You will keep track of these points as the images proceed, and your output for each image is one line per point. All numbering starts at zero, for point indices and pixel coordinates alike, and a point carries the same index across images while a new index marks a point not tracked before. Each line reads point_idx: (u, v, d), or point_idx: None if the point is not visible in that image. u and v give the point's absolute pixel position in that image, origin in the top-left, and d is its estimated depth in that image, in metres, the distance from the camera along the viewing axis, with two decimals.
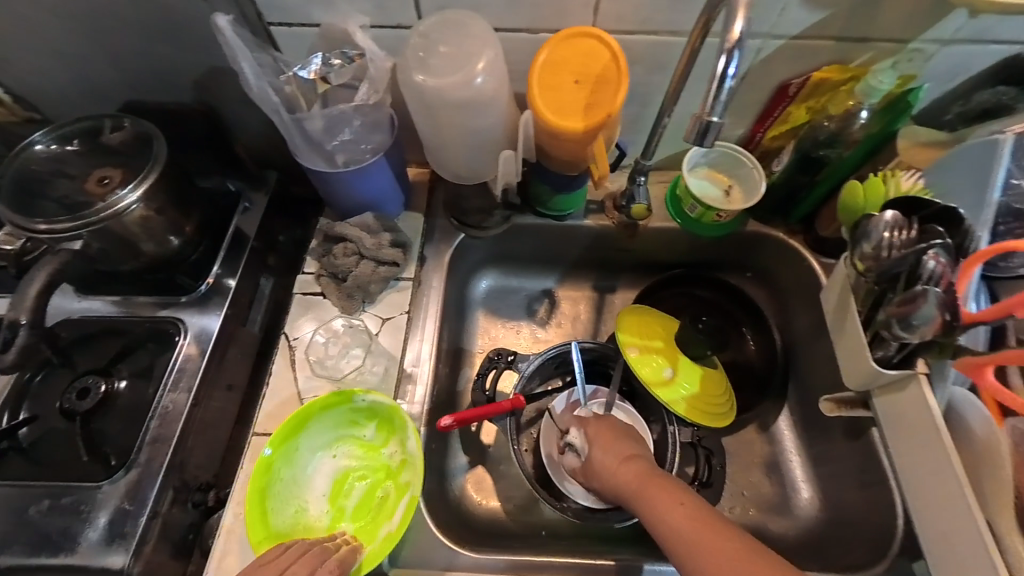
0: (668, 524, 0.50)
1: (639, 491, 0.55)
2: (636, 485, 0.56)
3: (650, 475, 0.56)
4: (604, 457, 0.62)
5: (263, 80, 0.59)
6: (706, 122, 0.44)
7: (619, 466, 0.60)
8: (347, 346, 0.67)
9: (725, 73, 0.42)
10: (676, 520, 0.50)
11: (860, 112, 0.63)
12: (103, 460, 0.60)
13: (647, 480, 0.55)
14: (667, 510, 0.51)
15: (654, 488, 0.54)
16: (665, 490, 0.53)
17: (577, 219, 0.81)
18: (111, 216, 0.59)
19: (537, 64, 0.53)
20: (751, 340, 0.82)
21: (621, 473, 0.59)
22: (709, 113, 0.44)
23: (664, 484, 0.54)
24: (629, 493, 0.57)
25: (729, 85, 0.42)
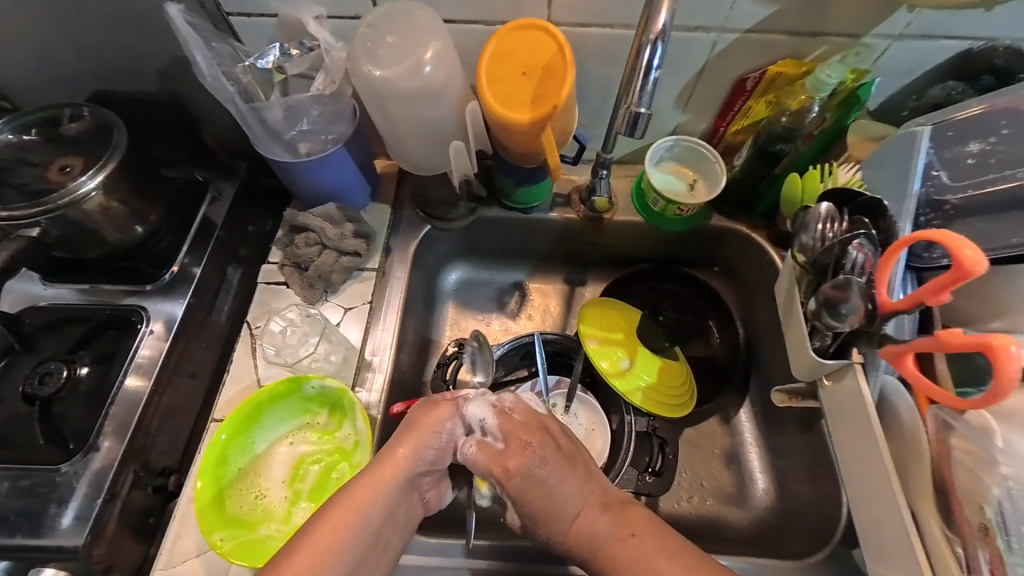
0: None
1: (611, 564, 0.48)
2: (608, 553, 0.48)
3: (624, 535, 0.49)
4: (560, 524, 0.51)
5: (217, 70, 0.59)
6: (635, 112, 0.47)
7: (581, 534, 0.50)
8: (305, 334, 0.67)
9: (651, 64, 0.45)
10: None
11: (813, 107, 0.64)
12: (62, 443, 0.61)
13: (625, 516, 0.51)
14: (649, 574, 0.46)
15: (630, 555, 0.47)
16: (641, 548, 0.48)
17: (543, 211, 0.82)
18: (70, 202, 0.61)
19: (484, 56, 0.54)
20: (716, 332, 0.83)
21: (596, 546, 0.49)
22: (637, 105, 0.47)
23: (636, 539, 0.48)
24: (605, 540, 0.50)
25: (654, 75, 0.45)
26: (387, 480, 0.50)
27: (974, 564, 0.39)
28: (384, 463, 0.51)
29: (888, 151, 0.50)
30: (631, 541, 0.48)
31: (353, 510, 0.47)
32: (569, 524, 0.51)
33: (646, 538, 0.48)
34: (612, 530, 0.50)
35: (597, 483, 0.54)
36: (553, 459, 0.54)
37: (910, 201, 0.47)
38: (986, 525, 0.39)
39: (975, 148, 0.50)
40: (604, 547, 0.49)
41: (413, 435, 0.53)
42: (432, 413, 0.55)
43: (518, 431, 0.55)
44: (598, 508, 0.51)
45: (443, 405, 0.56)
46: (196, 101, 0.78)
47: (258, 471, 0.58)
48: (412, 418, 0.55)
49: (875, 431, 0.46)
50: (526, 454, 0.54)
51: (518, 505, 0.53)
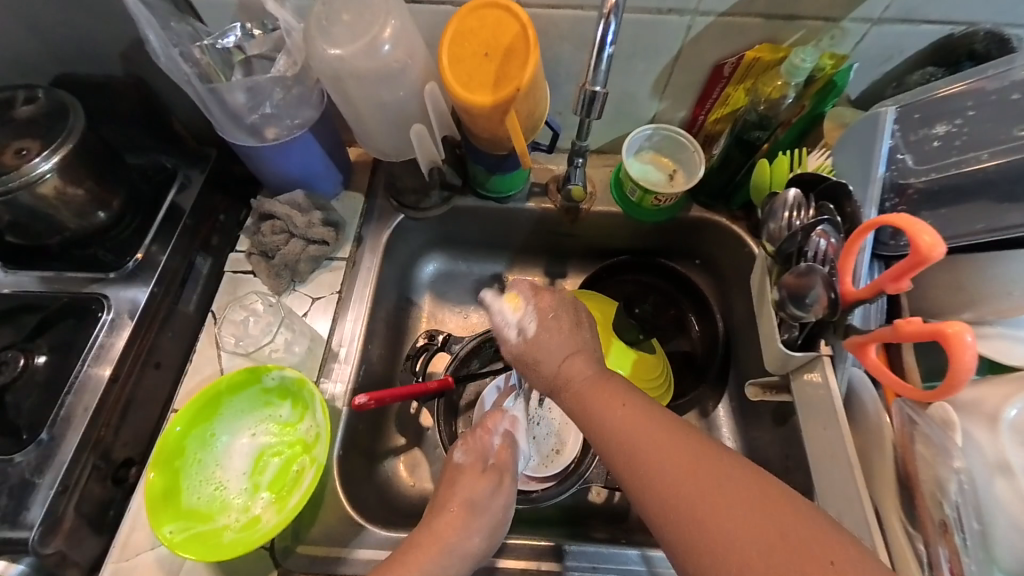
0: (616, 435, 0.43)
1: (581, 396, 0.46)
2: (582, 390, 0.47)
3: (598, 381, 0.47)
4: (550, 360, 0.50)
5: (172, 50, 0.57)
6: (588, 91, 0.49)
7: (561, 367, 0.49)
8: (269, 325, 0.64)
9: (604, 41, 0.45)
10: (629, 434, 0.42)
11: (787, 95, 0.62)
12: (15, 433, 0.59)
13: (596, 384, 0.46)
14: (613, 418, 0.43)
15: (602, 396, 0.45)
16: (612, 398, 0.45)
17: (519, 201, 0.80)
18: (23, 184, 0.59)
19: (445, 35, 0.52)
20: (696, 326, 0.82)
21: (567, 379, 0.48)
22: (591, 83, 0.49)
23: (617, 389, 0.46)
24: (573, 393, 0.48)
25: (607, 52, 0.45)
26: (436, 542, 0.49)
27: (934, 561, 0.38)
28: (432, 523, 0.50)
29: (849, 134, 0.50)
30: (605, 387, 0.46)
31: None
32: (563, 357, 0.49)
33: (620, 392, 0.45)
34: (592, 372, 0.48)
35: (592, 341, 0.52)
36: (572, 314, 0.53)
37: (876, 185, 0.45)
38: (945, 521, 0.37)
39: (940, 130, 0.49)
40: (585, 389, 0.47)
41: (455, 496, 0.52)
42: (462, 469, 0.55)
43: (539, 297, 0.53)
44: (591, 355, 0.50)
45: (480, 464, 0.55)
46: (161, 85, 0.76)
47: (215, 463, 0.57)
48: (451, 475, 0.55)
49: (840, 425, 0.45)
50: (567, 319, 0.52)
51: (536, 323, 0.51)
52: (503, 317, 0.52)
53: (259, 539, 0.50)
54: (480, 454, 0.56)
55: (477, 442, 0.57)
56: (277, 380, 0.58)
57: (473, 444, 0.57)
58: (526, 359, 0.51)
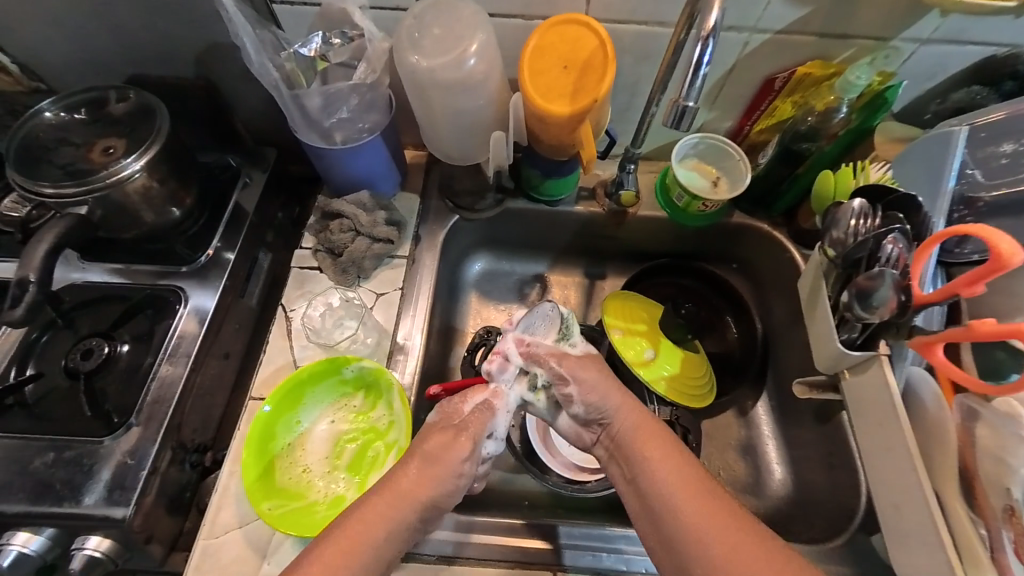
0: (675, 505, 0.47)
1: (634, 439, 0.52)
2: (640, 445, 0.52)
3: (657, 444, 0.51)
4: (613, 400, 0.55)
5: (264, 56, 0.61)
6: (681, 106, 0.47)
7: (624, 407, 0.55)
8: (341, 318, 0.69)
9: (701, 61, 0.46)
10: (688, 507, 0.47)
11: (839, 108, 0.66)
12: (104, 417, 0.62)
13: (647, 429, 0.53)
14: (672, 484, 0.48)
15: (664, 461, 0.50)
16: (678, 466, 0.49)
17: (568, 204, 0.83)
18: (115, 182, 0.62)
19: (527, 50, 0.56)
20: (733, 328, 0.85)
21: (627, 413, 0.54)
22: (683, 98, 0.47)
23: (678, 458, 0.50)
24: (625, 432, 0.53)
25: (704, 72, 0.46)
26: (391, 501, 0.48)
27: (997, 545, 0.41)
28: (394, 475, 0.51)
29: (917, 146, 0.52)
30: (668, 454, 0.50)
31: (370, 522, 0.46)
32: (617, 401, 0.55)
33: (677, 460, 0.50)
34: (638, 420, 0.54)
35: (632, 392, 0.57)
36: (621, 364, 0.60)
37: (944, 198, 0.49)
38: (1012, 507, 0.40)
39: (1008, 149, 0.53)
40: (633, 431, 0.53)
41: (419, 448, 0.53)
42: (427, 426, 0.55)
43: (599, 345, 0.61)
44: (641, 402, 0.56)
45: (449, 427, 0.54)
46: (229, 87, 0.80)
47: (295, 445, 0.60)
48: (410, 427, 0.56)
49: (900, 422, 0.48)
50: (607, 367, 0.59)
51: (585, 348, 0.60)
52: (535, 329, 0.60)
53: None
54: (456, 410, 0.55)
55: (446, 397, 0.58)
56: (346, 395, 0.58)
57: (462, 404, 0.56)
58: (586, 369, 0.57)
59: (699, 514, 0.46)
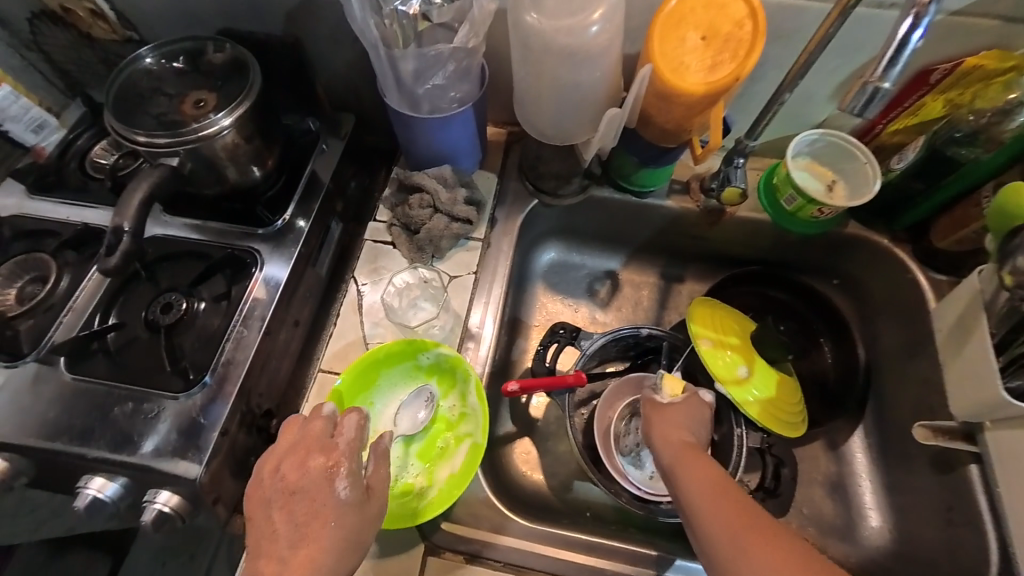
0: (699, 505, 0.46)
1: (675, 458, 0.51)
2: (676, 461, 0.50)
3: (691, 458, 0.50)
4: (659, 423, 0.55)
5: (367, 14, 0.56)
6: (873, 87, 0.40)
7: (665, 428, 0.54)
8: (415, 298, 0.66)
9: (907, 38, 0.38)
10: (707, 501, 0.46)
11: (1019, 109, 0.56)
12: (182, 373, 0.61)
13: (687, 451, 0.51)
14: (701, 488, 0.47)
15: (693, 472, 0.48)
16: (710, 474, 0.48)
17: (658, 198, 0.77)
18: (205, 137, 0.61)
19: (660, 15, 0.49)
20: (828, 351, 0.77)
21: (667, 440, 0.53)
22: (878, 78, 0.40)
23: (708, 462, 0.49)
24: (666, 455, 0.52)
25: (912, 50, 0.38)
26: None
27: None
28: (289, 532, 0.44)
29: None
30: (699, 461, 0.50)
31: None
32: (662, 427, 0.55)
33: (707, 465, 0.49)
34: (683, 445, 0.52)
35: (696, 423, 0.56)
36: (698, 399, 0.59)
37: None
38: None
39: None
40: (673, 453, 0.51)
41: (312, 514, 0.45)
42: (297, 471, 0.47)
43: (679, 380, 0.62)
44: (688, 430, 0.54)
45: (359, 501, 0.47)
46: (316, 47, 0.77)
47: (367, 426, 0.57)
48: (279, 453, 0.48)
49: None
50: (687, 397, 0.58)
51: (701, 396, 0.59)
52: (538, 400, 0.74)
53: (423, 514, 0.51)
54: (316, 453, 0.48)
55: (324, 436, 0.49)
56: (428, 406, 0.58)
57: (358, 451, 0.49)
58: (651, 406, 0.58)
59: (715, 507, 0.45)
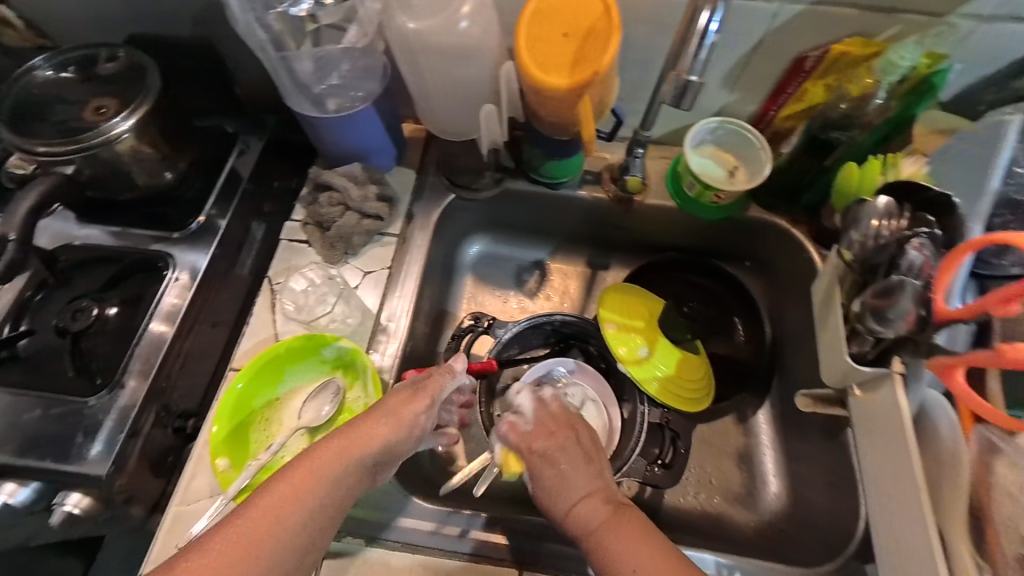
0: None
1: (604, 536, 0.46)
2: (601, 532, 0.47)
3: (618, 523, 0.47)
4: (566, 496, 0.50)
5: (250, 15, 0.58)
6: (683, 80, 0.45)
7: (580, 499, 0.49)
8: (324, 294, 0.67)
9: (707, 28, 0.43)
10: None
11: (877, 93, 0.59)
12: (89, 378, 0.63)
13: (614, 517, 0.48)
14: (636, 561, 0.44)
15: (620, 540, 0.46)
16: (642, 539, 0.46)
17: (572, 188, 0.78)
18: (103, 142, 0.61)
19: (524, 15, 0.52)
20: (741, 330, 0.79)
21: (590, 511, 0.48)
22: (686, 72, 0.45)
23: (637, 521, 0.48)
24: (592, 530, 0.47)
25: (709, 41, 0.43)
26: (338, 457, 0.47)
27: None
28: (321, 475, 0.47)
29: None
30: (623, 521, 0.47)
31: (290, 497, 0.44)
32: (573, 499, 0.50)
33: (639, 527, 0.47)
34: (605, 515, 0.48)
35: (600, 467, 0.53)
36: (577, 442, 0.54)
37: None
38: None
39: None
40: (599, 528, 0.47)
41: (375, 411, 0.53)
42: (382, 422, 0.51)
43: (548, 419, 0.55)
44: (604, 488, 0.51)
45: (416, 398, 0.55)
46: (228, 49, 0.76)
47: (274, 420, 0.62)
48: (376, 406, 0.52)
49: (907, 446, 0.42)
50: (563, 428, 0.55)
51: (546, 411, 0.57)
52: None
53: None
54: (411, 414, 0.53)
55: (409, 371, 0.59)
56: (334, 398, 0.62)
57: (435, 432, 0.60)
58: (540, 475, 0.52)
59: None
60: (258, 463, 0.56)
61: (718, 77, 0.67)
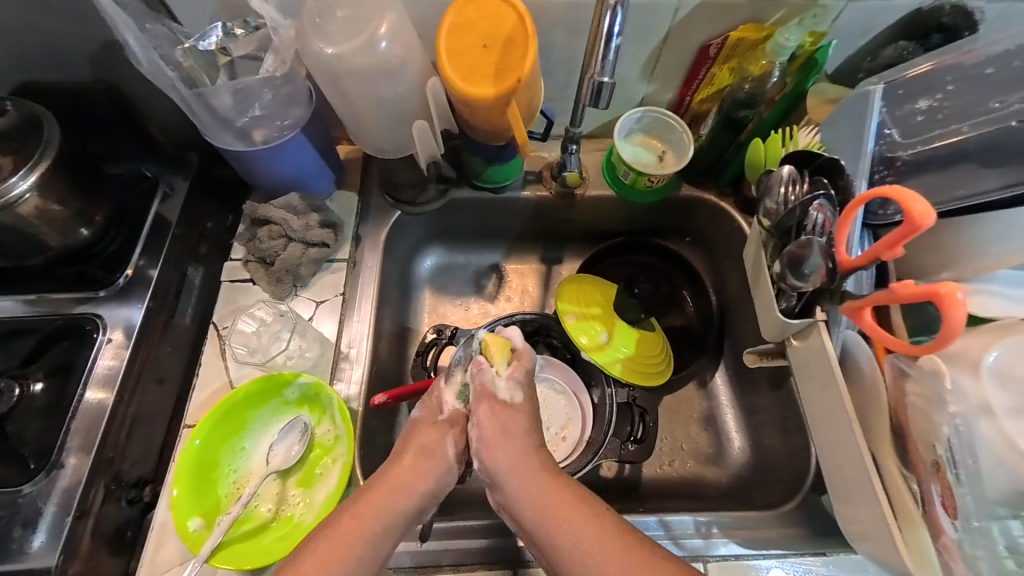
0: (578, 545, 0.45)
1: (536, 501, 0.48)
2: (534, 497, 0.49)
3: (558, 491, 0.48)
4: (503, 457, 0.51)
5: (153, 54, 0.55)
6: (598, 82, 0.48)
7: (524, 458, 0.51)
8: (277, 331, 0.65)
9: (612, 31, 0.45)
10: (581, 536, 0.45)
11: (773, 72, 0.64)
12: (22, 463, 0.59)
13: (551, 485, 0.49)
14: (570, 528, 0.46)
15: (559, 508, 0.47)
16: (569, 508, 0.47)
17: (515, 190, 0.79)
18: (3, 206, 0.56)
19: (442, 30, 0.53)
20: (690, 301, 0.85)
21: (523, 469, 0.50)
22: (600, 73, 0.48)
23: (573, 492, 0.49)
24: (523, 493, 0.49)
25: (616, 43, 0.46)
26: (386, 492, 0.50)
27: (927, 498, 0.42)
28: (373, 524, 0.48)
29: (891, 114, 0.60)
30: (562, 497, 0.48)
31: (332, 559, 0.45)
32: (513, 460, 0.51)
33: (575, 499, 0.48)
34: (543, 475, 0.50)
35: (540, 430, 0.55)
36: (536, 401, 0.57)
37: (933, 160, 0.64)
38: (938, 461, 0.41)
39: (924, 105, 0.52)
40: (534, 488, 0.49)
41: (408, 450, 0.53)
42: (417, 481, 0.51)
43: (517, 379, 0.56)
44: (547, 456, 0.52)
45: (433, 417, 0.56)
46: (134, 88, 0.70)
47: (242, 470, 0.60)
48: (409, 448, 0.53)
49: (839, 383, 0.47)
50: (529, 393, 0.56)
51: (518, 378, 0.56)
52: None
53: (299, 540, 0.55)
54: (439, 463, 0.53)
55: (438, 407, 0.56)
56: (303, 435, 0.61)
57: (432, 395, 0.57)
58: (491, 429, 0.52)
59: (590, 538, 0.45)
60: (230, 517, 0.53)
61: (635, 70, 0.71)
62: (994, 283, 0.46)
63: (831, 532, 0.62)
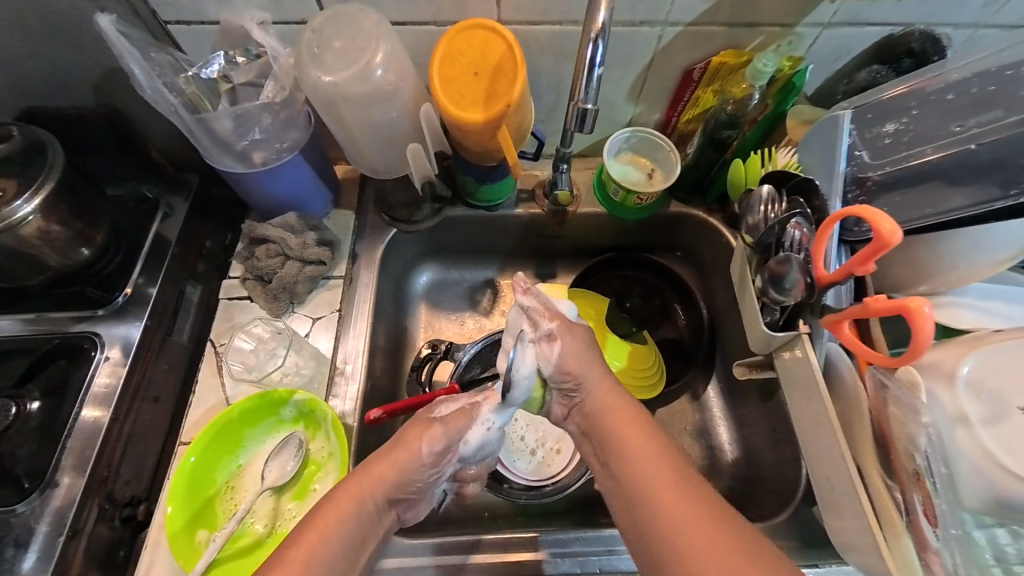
0: (639, 472, 0.46)
1: (607, 430, 0.50)
2: (612, 422, 0.50)
3: (628, 416, 0.51)
4: (595, 388, 0.53)
5: (157, 81, 0.58)
6: (581, 108, 0.51)
7: (601, 387, 0.53)
8: (272, 348, 0.66)
9: (593, 60, 0.48)
10: (644, 467, 0.46)
11: (753, 95, 0.66)
12: (15, 484, 0.59)
13: (629, 417, 0.50)
14: (642, 459, 0.46)
15: (630, 432, 0.49)
16: (638, 438, 0.48)
17: (508, 208, 0.81)
18: (6, 227, 0.58)
19: (434, 59, 0.56)
20: (682, 314, 0.86)
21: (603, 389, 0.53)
22: (582, 101, 0.51)
23: (645, 428, 0.49)
24: (603, 425, 0.51)
25: (596, 72, 0.49)
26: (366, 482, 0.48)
27: (910, 507, 0.43)
28: (346, 526, 0.46)
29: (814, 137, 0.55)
30: (636, 423, 0.50)
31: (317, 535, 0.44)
32: (597, 385, 0.53)
33: (644, 429, 0.49)
34: (627, 408, 0.51)
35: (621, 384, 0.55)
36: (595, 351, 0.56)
37: (838, 179, 0.52)
38: (918, 471, 0.42)
39: (890, 129, 0.54)
40: (612, 420, 0.50)
41: (389, 446, 0.51)
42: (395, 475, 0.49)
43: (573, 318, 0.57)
44: (620, 385, 0.54)
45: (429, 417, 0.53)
46: (136, 113, 0.72)
47: (237, 487, 0.61)
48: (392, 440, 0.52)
49: (823, 396, 0.48)
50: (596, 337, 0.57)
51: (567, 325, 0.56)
52: (510, 467, 0.71)
53: None
54: (418, 461, 0.50)
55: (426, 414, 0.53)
56: (298, 452, 0.61)
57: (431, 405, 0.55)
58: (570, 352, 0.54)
59: (653, 470, 0.45)
60: (225, 533, 0.53)
61: (623, 92, 0.74)
62: (967, 296, 0.51)
63: (824, 544, 0.62)
